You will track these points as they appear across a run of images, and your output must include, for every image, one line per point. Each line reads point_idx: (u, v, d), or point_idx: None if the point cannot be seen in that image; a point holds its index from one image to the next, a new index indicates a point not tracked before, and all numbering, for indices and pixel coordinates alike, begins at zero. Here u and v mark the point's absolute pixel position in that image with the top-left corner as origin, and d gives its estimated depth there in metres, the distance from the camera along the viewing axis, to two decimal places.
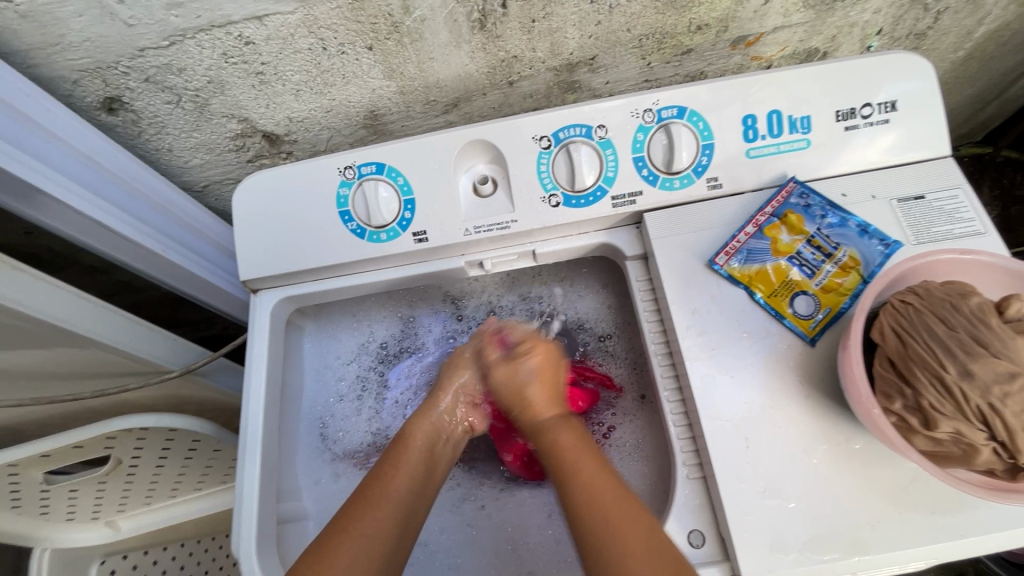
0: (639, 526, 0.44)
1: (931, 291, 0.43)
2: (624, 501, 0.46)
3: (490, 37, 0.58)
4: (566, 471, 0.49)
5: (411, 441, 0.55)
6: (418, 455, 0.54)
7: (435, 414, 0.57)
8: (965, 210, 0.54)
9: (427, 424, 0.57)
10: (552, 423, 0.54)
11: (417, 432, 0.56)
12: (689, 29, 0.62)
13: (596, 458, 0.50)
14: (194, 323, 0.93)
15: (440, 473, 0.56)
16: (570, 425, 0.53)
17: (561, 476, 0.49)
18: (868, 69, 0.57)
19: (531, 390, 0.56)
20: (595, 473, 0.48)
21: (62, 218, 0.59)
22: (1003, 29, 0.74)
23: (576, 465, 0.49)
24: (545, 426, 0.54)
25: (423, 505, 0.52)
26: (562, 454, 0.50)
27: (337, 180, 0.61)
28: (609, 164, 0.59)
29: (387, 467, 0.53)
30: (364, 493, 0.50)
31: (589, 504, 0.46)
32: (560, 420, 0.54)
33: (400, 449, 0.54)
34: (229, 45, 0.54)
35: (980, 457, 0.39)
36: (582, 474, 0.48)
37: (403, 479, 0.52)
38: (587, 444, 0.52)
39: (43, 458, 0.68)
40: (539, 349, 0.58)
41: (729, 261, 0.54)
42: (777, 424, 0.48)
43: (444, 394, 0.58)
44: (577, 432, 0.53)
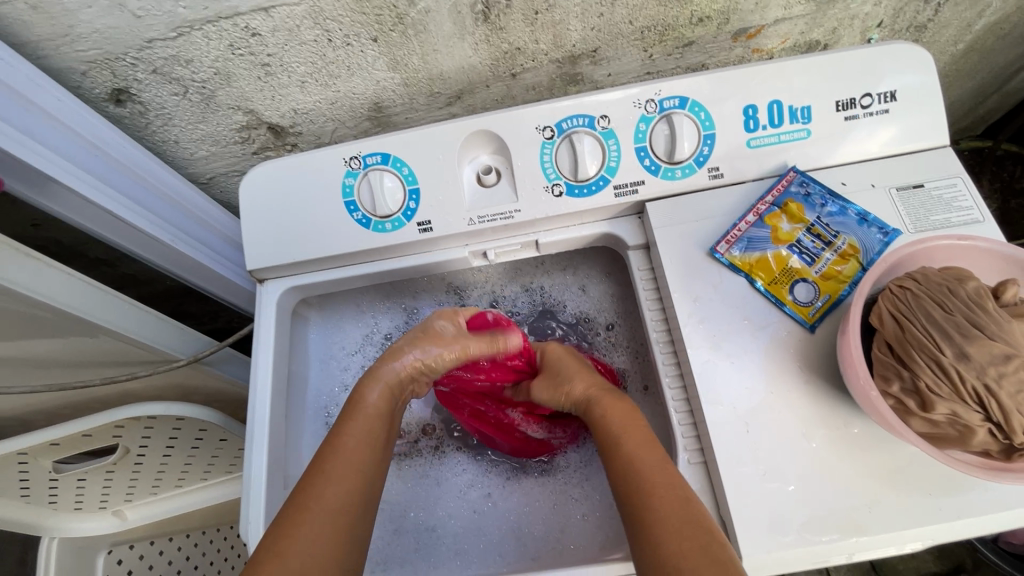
0: (678, 497, 0.45)
1: (929, 276, 0.43)
2: (665, 476, 0.47)
3: (493, 30, 0.59)
4: (613, 451, 0.50)
5: (363, 410, 0.55)
6: (373, 416, 0.56)
7: (392, 370, 0.58)
8: (963, 199, 0.55)
9: (380, 382, 0.58)
10: (592, 398, 0.57)
11: (370, 393, 0.57)
12: (690, 21, 0.62)
13: (641, 435, 0.51)
14: (199, 316, 0.93)
15: (393, 430, 0.58)
16: (610, 396, 0.56)
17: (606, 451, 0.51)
18: (868, 60, 0.58)
19: (567, 375, 0.60)
20: (641, 449, 0.49)
21: (71, 207, 0.60)
22: (1003, 22, 0.75)
23: (620, 442, 0.51)
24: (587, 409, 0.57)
25: (379, 465, 0.54)
26: (606, 429, 0.53)
27: (342, 170, 0.62)
28: (611, 155, 0.59)
29: (341, 432, 0.53)
30: (318, 469, 0.51)
31: (631, 480, 0.47)
32: (603, 393, 0.57)
33: (354, 413, 0.55)
34: (236, 36, 0.54)
35: (976, 438, 0.40)
36: (625, 448, 0.50)
37: (359, 441, 0.53)
38: (635, 420, 0.53)
39: (52, 446, 0.69)
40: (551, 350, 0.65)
41: (730, 249, 0.55)
42: (776, 408, 0.49)
43: (400, 355, 0.59)
44: (620, 404, 0.55)
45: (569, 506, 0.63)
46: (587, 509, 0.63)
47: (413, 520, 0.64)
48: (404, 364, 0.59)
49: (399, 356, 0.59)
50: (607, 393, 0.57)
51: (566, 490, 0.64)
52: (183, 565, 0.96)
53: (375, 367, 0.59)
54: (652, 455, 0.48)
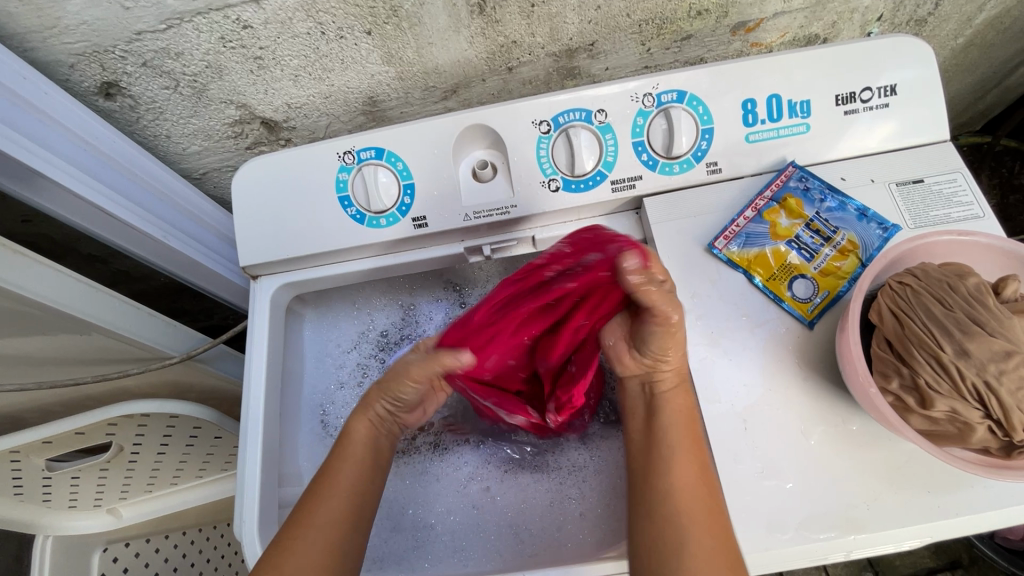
0: (708, 525, 0.46)
1: (929, 272, 0.43)
2: (703, 505, 0.47)
3: (488, 22, 0.58)
4: (661, 451, 0.51)
5: (354, 438, 0.57)
6: (361, 450, 0.57)
7: (373, 411, 0.58)
8: (963, 194, 0.55)
9: (366, 420, 0.58)
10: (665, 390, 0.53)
11: (358, 428, 0.57)
12: (689, 14, 0.61)
13: (694, 447, 0.50)
14: (194, 313, 0.93)
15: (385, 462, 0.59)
16: (683, 399, 0.52)
17: (653, 453, 0.51)
18: (868, 54, 0.57)
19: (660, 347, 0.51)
20: (684, 467, 0.49)
21: (61, 203, 0.59)
22: (1004, 16, 0.74)
23: (672, 446, 0.50)
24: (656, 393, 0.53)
25: (369, 498, 0.56)
26: (659, 432, 0.51)
27: (336, 165, 0.61)
28: (608, 149, 0.59)
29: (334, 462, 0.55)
30: (318, 484, 0.54)
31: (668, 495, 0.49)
32: (674, 388, 0.52)
33: (345, 446, 0.57)
34: (227, 29, 0.53)
35: (976, 435, 0.39)
36: (671, 458, 0.50)
37: (349, 474, 0.55)
38: (694, 426, 0.51)
39: (44, 444, 0.68)
40: (670, 311, 0.48)
41: (728, 245, 0.54)
42: (775, 405, 0.49)
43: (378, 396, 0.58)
44: (687, 409, 0.52)
45: (566, 503, 0.63)
46: (584, 507, 0.63)
47: (412, 518, 0.64)
48: (383, 406, 0.58)
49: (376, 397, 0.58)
50: (679, 385, 0.52)
51: (563, 488, 0.64)
52: (179, 563, 0.95)
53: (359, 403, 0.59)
54: (695, 475, 0.49)
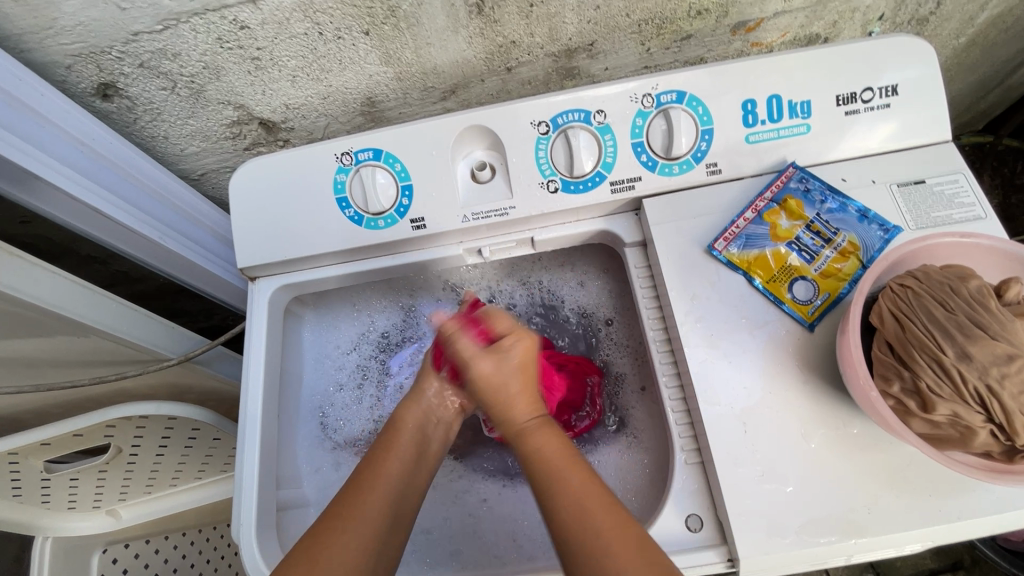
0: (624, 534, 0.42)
1: (930, 274, 0.43)
2: (616, 517, 0.43)
3: (487, 22, 0.57)
4: (550, 494, 0.45)
5: (402, 424, 0.54)
6: (408, 442, 0.53)
7: (426, 396, 0.56)
8: (965, 195, 0.54)
9: (416, 408, 0.55)
10: (529, 427, 0.50)
11: (407, 416, 0.54)
12: (689, 14, 0.61)
13: (577, 468, 0.47)
14: (193, 314, 0.92)
15: (430, 462, 0.54)
16: (548, 428, 0.50)
17: (544, 493, 0.46)
18: (869, 54, 0.57)
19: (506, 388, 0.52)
20: (584, 485, 0.45)
21: (58, 204, 0.59)
22: (1006, 15, 0.74)
23: (558, 482, 0.46)
24: (526, 429, 0.50)
25: (414, 494, 0.51)
26: (545, 466, 0.47)
27: (334, 167, 0.61)
28: (608, 150, 0.58)
29: (380, 452, 0.51)
30: (357, 478, 0.49)
31: (580, 520, 0.43)
32: (541, 423, 0.51)
33: (393, 435, 0.53)
34: (224, 30, 0.53)
35: (978, 439, 0.39)
36: (569, 484, 0.45)
37: (396, 466, 0.51)
38: (568, 449, 0.49)
39: (43, 446, 0.68)
40: (522, 343, 0.53)
41: (728, 246, 0.54)
42: (775, 408, 0.48)
43: (432, 376, 0.56)
44: (559, 435, 0.50)
45: None
46: None
47: None
48: (437, 387, 0.56)
49: (431, 376, 0.56)
50: (538, 420, 0.51)
51: None
52: (178, 564, 0.95)
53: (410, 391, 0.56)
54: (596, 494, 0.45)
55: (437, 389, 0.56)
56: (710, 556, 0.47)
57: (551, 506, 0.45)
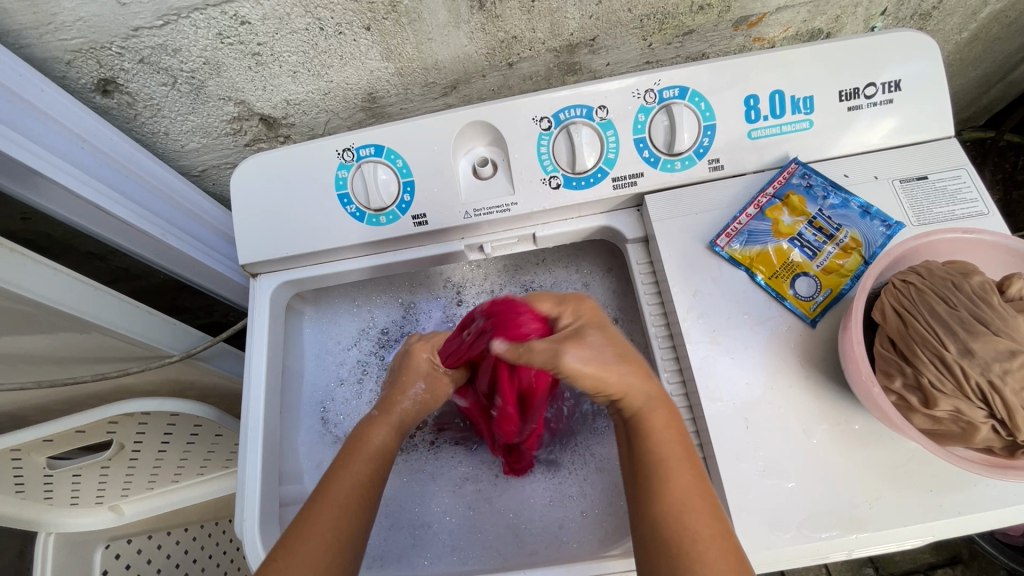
0: (706, 507, 0.43)
1: (932, 271, 0.43)
2: (709, 511, 0.43)
3: (488, 18, 0.57)
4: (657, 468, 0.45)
5: (370, 441, 0.54)
6: (373, 456, 0.53)
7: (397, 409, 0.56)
8: (968, 191, 0.54)
9: (384, 425, 0.55)
10: (647, 406, 0.48)
11: (376, 432, 0.54)
12: (691, 9, 0.61)
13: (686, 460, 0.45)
14: (194, 310, 0.93)
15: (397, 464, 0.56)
16: (665, 408, 0.48)
17: (647, 470, 0.45)
18: (871, 49, 0.56)
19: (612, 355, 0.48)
20: (681, 466, 0.45)
21: (58, 201, 0.59)
22: (1009, 9, 0.74)
23: (664, 463, 0.45)
24: (637, 412, 0.48)
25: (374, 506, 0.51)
26: (649, 448, 0.46)
27: (335, 163, 0.61)
28: (610, 146, 0.58)
29: (344, 464, 0.51)
30: (322, 489, 0.49)
31: (667, 488, 0.44)
32: (654, 399, 0.48)
33: (356, 451, 0.53)
34: (225, 25, 0.53)
35: (979, 434, 0.39)
36: (665, 467, 0.45)
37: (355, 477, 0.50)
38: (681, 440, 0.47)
39: (46, 442, 0.68)
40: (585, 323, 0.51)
41: (730, 243, 0.54)
42: (776, 403, 0.48)
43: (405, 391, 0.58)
44: (672, 421, 0.47)
45: (568, 502, 0.63)
46: (584, 507, 0.62)
47: (412, 516, 0.63)
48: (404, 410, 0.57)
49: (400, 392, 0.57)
50: (657, 397, 0.48)
51: (562, 488, 0.64)
52: (183, 559, 0.95)
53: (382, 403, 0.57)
54: (687, 467, 0.45)
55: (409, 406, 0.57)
56: None
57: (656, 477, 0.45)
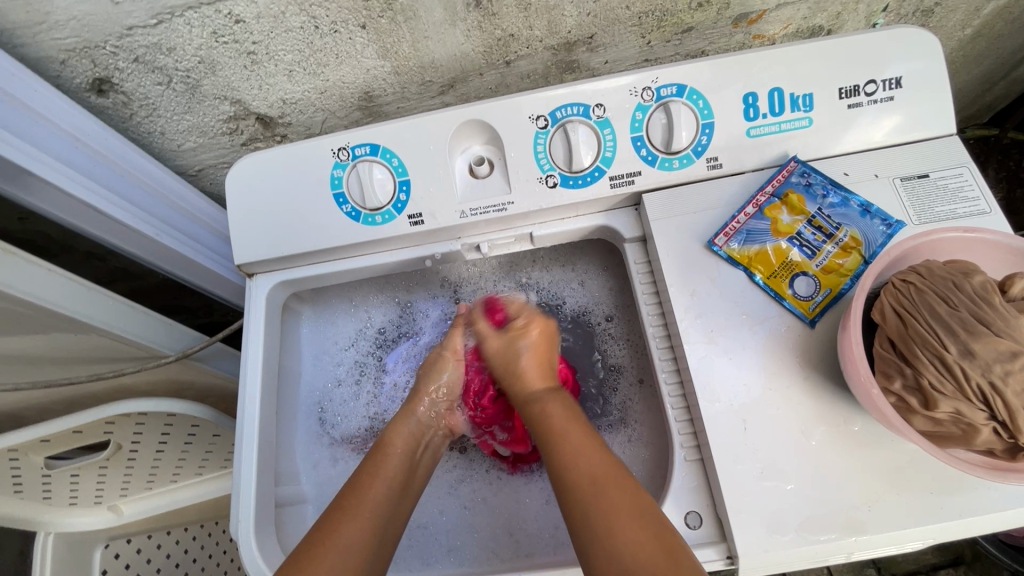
0: (619, 492, 0.46)
1: (933, 270, 0.42)
2: (610, 471, 0.48)
3: (485, 15, 0.57)
4: (557, 437, 0.52)
5: (391, 448, 0.56)
6: (397, 463, 0.55)
7: (415, 417, 0.59)
8: (970, 189, 0.53)
9: (405, 430, 0.58)
10: (541, 395, 0.57)
11: (396, 440, 0.56)
12: (690, 6, 0.60)
13: (583, 429, 0.52)
14: (192, 310, 0.92)
15: (421, 473, 0.57)
16: (557, 398, 0.56)
17: (545, 442, 0.52)
18: (872, 46, 0.56)
19: (520, 351, 0.60)
20: (585, 446, 0.50)
21: (53, 202, 0.58)
22: (1012, 6, 0.73)
23: (565, 435, 0.51)
24: (535, 396, 0.57)
25: (400, 512, 0.53)
26: (549, 426, 0.53)
27: (331, 162, 0.60)
28: (607, 144, 0.58)
29: (366, 476, 0.53)
30: (343, 500, 0.51)
31: (575, 470, 0.48)
32: (551, 390, 0.57)
33: (381, 459, 0.55)
34: (219, 24, 0.53)
35: (980, 437, 0.38)
36: (568, 437, 0.51)
37: (382, 486, 0.53)
38: (574, 416, 0.54)
39: (43, 443, 0.68)
40: (535, 324, 0.62)
41: (728, 242, 0.53)
42: (775, 404, 0.48)
43: (422, 399, 0.60)
44: (567, 403, 0.56)
45: None
46: None
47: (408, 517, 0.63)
48: (426, 411, 0.60)
49: (419, 400, 0.60)
50: (550, 391, 0.57)
51: None
52: (182, 559, 0.96)
53: (401, 413, 0.59)
54: (592, 443, 0.50)
55: (428, 408, 0.60)
56: (709, 554, 0.47)
57: (557, 446, 0.51)
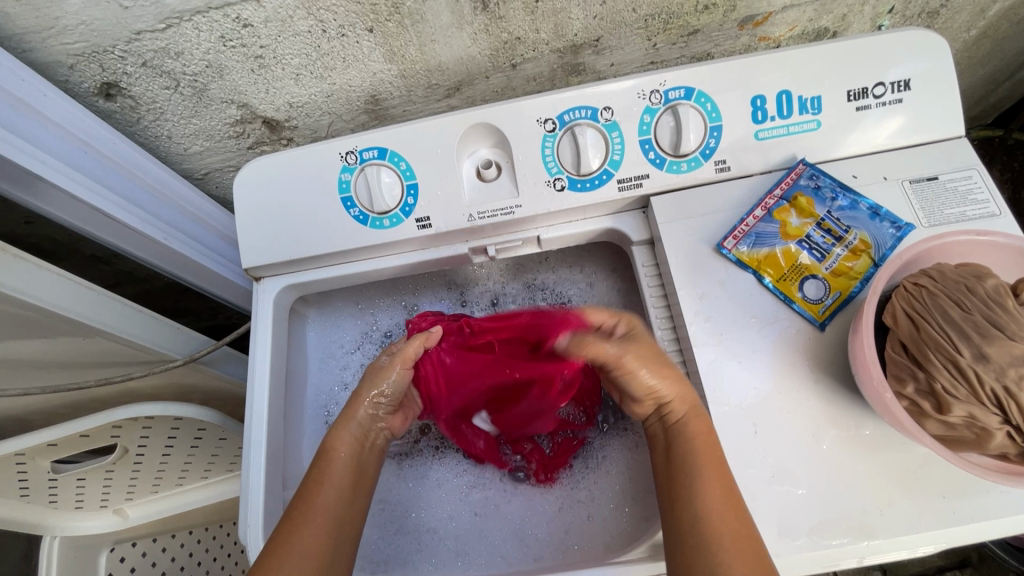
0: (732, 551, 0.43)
1: (945, 274, 0.42)
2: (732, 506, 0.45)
3: (492, 19, 0.57)
4: (685, 473, 0.48)
5: (335, 453, 0.55)
6: (343, 466, 0.55)
7: (357, 421, 0.57)
8: (979, 192, 0.53)
9: (347, 433, 0.56)
10: (681, 412, 0.50)
11: (340, 444, 0.55)
12: (696, 9, 0.60)
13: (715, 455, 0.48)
14: (197, 313, 0.92)
15: (371, 471, 0.57)
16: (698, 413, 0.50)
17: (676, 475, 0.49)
18: (880, 48, 0.56)
19: (657, 366, 0.52)
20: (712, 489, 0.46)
21: (61, 206, 0.59)
22: (1018, 7, 0.73)
23: (695, 469, 0.47)
24: (675, 412, 0.50)
25: (356, 511, 0.54)
26: (685, 457, 0.48)
27: (338, 166, 0.60)
28: (615, 147, 0.58)
29: (313, 484, 0.53)
30: (293, 509, 0.51)
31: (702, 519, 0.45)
32: (690, 408, 0.50)
33: (326, 465, 0.54)
34: (228, 28, 0.53)
35: (994, 441, 0.38)
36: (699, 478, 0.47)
37: (330, 492, 0.53)
38: (713, 441, 0.48)
39: (50, 447, 0.68)
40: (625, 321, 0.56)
41: (738, 245, 0.53)
42: (786, 408, 0.48)
43: (364, 402, 0.58)
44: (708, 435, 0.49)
45: (574, 507, 0.62)
46: (592, 509, 0.62)
47: (414, 521, 0.63)
48: (367, 412, 0.58)
49: (361, 402, 0.58)
50: (692, 406, 0.50)
51: (573, 494, 0.63)
52: (186, 562, 0.95)
53: (342, 414, 0.57)
54: (718, 475, 0.46)
55: (369, 413, 0.58)
56: None
57: (682, 481, 0.48)
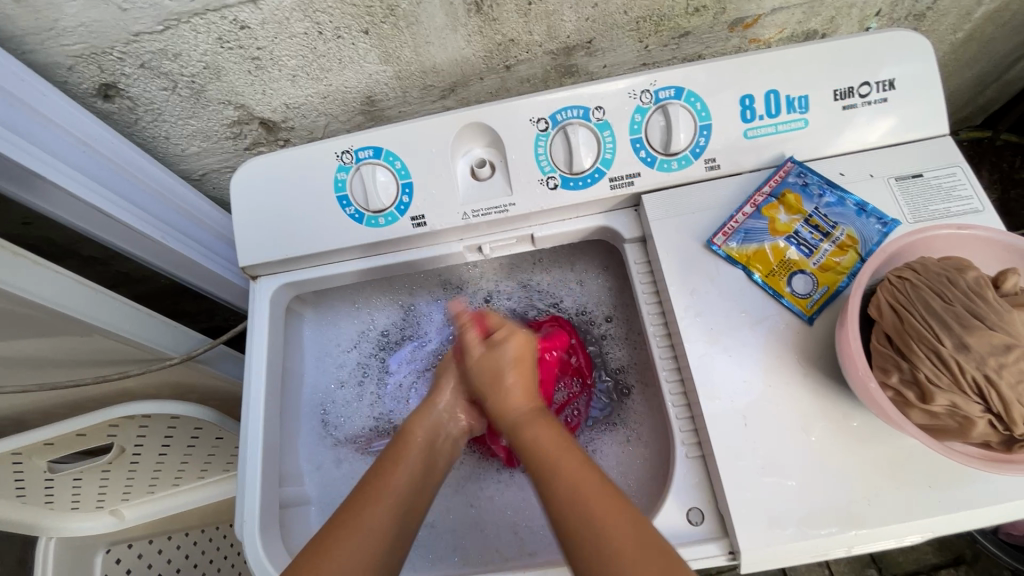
0: (626, 523, 0.43)
1: (928, 266, 0.43)
2: (605, 496, 0.44)
3: (486, 21, 0.58)
4: (548, 470, 0.47)
5: (411, 436, 0.55)
6: (418, 453, 0.54)
7: (437, 411, 0.57)
8: (963, 188, 0.54)
9: (426, 421, 0.57)
10: (523, 418, 0.53)
11: (418, 428, 0.55)
12: (686, 11, 0.61)
13: (571, 449, 0.49)
14: (194, 314, 0.93)
15: (441, 471, 0.56)
16: (542, 418, 0.53)
17: (542, 478, 0.47)
18: (866, 49, 0.57)
19: (498, 376, 0.56)
20: (579, 472, 0.46)
21: (60, 205, 0.59)
22: (1003, 10, 0.74)
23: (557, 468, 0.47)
24: (521, 418, 0.53)
25: (422, 500, 0.52)
26: (540, 457, 0.49)
27: (334, 165, 0.61)
28: (606, 146, 0.59)
29: (387, 463, 0.52)
30: (365, 487, 0.50)
31: (578, 497, 0.45)
32: (533, 413, 0.54)
33: (401, 448, 0.54)
34: (225, 29, 0.53)
35: (976, 430, 0.39)
36: (563, 466, 0.47)
37: (403, 475, 0.52)
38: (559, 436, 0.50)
39: (47, 446, 0.68)
40: (517, 337, 0.58)
41: (727, 241, 0.54)
42: (775, 401, 0.49)
43: (444, 391, 0.59)
44: (553, 425, 0.52)
45: None
46: None
47: None
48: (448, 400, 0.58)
49: (442, 390, 0.59)
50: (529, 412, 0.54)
51: None
52: (182, 564, 0.95)
53: (421, 407, 0.58)
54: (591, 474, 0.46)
55: (450, 401, 0.58)
56: (712, 549, 0.47)
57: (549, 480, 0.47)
